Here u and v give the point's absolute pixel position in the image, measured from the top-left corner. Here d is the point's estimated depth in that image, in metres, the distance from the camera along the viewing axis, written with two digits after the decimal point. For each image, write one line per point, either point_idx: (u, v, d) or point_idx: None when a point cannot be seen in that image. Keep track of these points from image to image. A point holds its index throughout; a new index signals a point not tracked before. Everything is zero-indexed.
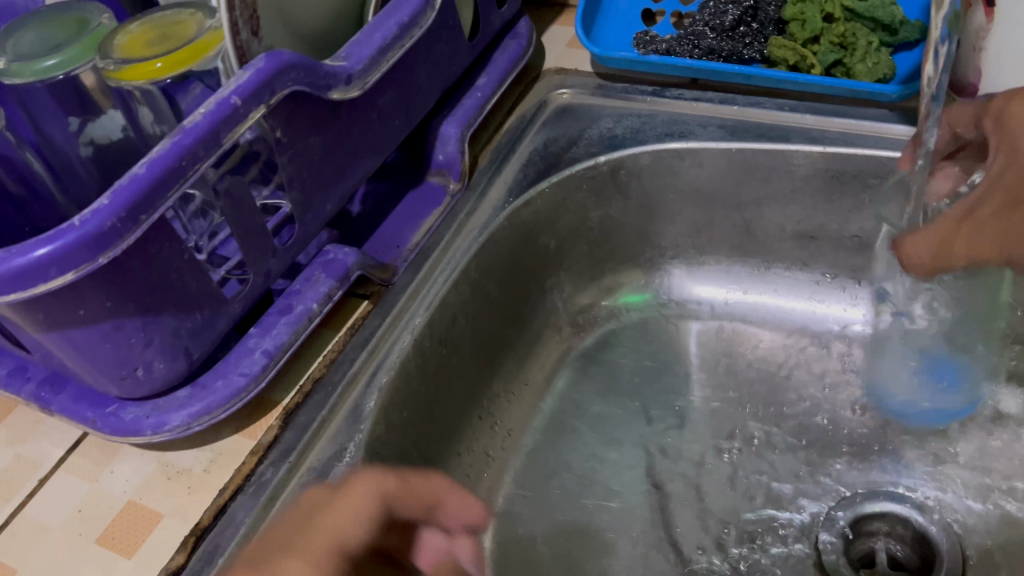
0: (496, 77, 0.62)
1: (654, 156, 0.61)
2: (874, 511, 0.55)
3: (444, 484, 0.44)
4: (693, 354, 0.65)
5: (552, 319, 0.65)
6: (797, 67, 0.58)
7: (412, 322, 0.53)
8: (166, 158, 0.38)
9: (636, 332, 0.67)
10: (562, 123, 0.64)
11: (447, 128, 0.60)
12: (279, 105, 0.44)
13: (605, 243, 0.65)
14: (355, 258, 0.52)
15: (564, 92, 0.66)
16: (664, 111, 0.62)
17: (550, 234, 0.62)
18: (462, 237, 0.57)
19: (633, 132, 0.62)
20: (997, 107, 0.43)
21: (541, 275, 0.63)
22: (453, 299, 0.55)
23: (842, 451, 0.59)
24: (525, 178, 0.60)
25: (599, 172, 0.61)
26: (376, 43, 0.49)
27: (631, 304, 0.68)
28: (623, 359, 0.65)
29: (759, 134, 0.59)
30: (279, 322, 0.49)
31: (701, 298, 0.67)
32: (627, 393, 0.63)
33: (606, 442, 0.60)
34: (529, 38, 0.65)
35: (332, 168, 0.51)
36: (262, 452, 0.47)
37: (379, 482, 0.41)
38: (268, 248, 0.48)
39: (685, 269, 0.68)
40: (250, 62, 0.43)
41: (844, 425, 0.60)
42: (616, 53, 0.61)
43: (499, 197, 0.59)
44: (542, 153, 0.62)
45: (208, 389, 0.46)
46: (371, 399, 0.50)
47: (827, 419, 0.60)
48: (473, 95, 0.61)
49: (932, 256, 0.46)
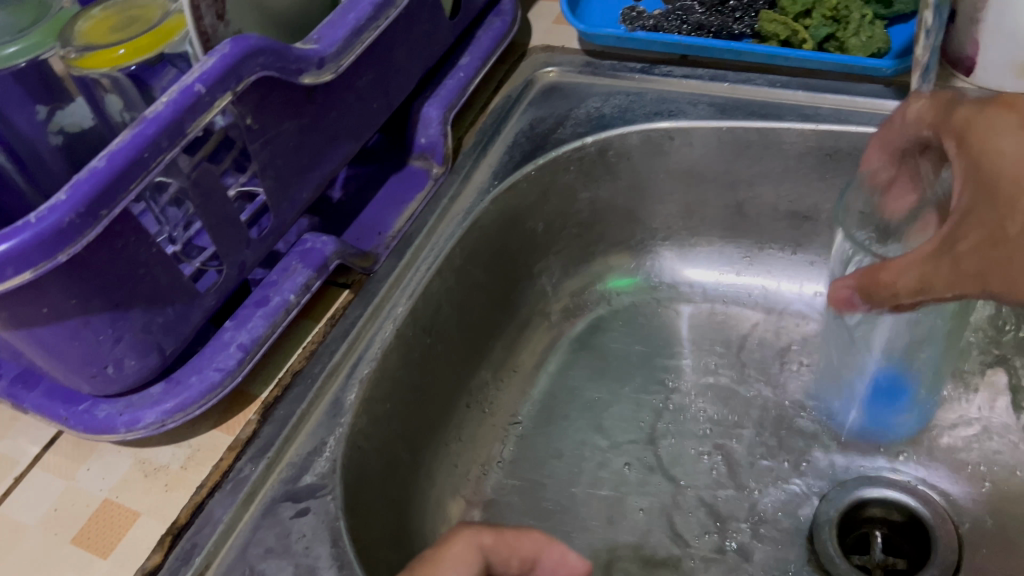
0: (480, 56, 0.60)
1: (643, 136, 0.59)
2: (867, 497, 0.54)
3: (543, 536, 0.39)
4: (684, 338, 0.64)
5: (541, 304, 0.64)
6: (788, 42, 0.56)
7: (394, 311, 0.51)
8: (127, 150, 0.37)
9: (627, 316, 0.65)
10: (549, 102, 0.62)
11: (429, 110, 0.58)
12: (247, 92, 0.43)
13: (594, 226, 0.64)
14: (334, 247, 0.50)
15: (551, 70, 0.64)
16: (653, 89, 0.61)
17: (537, 217, 0.60)
18: (446, 222, 0.55)
19: (622, 111, 0.60)
20: (957, 126, 0.39)
21: (529, 260, 0.62)
22: (437, 287, 0.54)
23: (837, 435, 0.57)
24: (511, 160, 0.59)
25: (587, 153, 0.59)
26: (350, 25, 0.47)
27: (621, 288, 0.66)
28: (615, 344, 0.64)
29: (750, 112, 0.57)
30: (254, 315, 0.47)
31: (692, 281, 0.66)
32: (620, 378, 0.62)
33: (596, 429, 0.59)
34: (514, 15, 0.63)
35: (307, 153, 0.49)
36: (240, 447, 0.46)
37: (476, 538, 0.37)
38: (241, 238, 0.46)
39: (675, 252, 0.66)
40: (215, 48, 0.41)
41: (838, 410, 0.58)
42: (602, 31, 0.58)
43: (484, 180, 0.58)
44: (527, 135, 0.60)
45: (182, 385, 0.45)
46: (352, 391, 0.48)
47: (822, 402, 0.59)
48: (455, 75, 0.59)
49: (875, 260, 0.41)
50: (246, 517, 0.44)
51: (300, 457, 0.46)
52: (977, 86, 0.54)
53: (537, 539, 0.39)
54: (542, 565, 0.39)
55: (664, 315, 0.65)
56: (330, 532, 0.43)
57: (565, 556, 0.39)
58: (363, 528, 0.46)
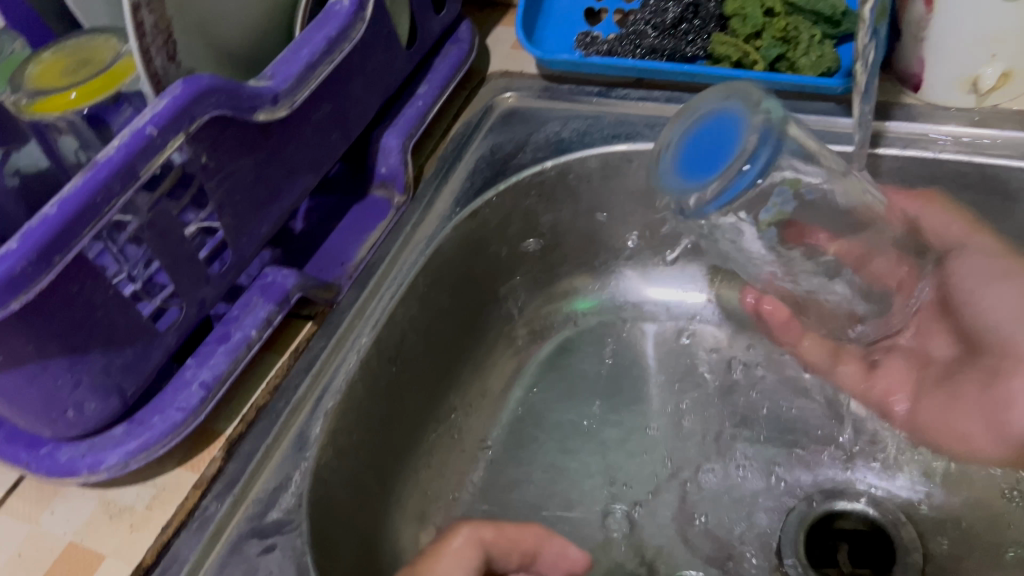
0: (437, 84, 0.60)
1: (602, 159, 0.60)
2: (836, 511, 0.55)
3: (541, 533, 0.49)
4: (651, 357, 0.64)
5: (507, 328, 0.64)
6: (741, 63, 0.56)
7: (358, 341, 0.52)
8: (79, 196, 0.37)
9: (594, 336, 0.65)
10: (509, 128, 0.62)
11: (389, 138, 0.57)
12: (201, 131, 0.43)
13: (558, 248, 0.64)
14: (295, 280, 0.50)
15: (510, 95, 0.63)
16: (610, 112, 0.61)
17: (501, 242, 0.61)
18: (408, 250, 0.55)
19: (580, 135, 0.60)
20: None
21: (494, 284, 0.62)
22: (401, 315, 0.54)
23: (806, 448, 0.58)
24: (472, 187, 0.59)
25: (547, 177, 0.60)
26: (303, 60, 0.47)
27: (586, 309, 0.67)
28: (583, 364, 0.64)
29: None
30: (216, 352, 0.47)
31: (656, 300, 0.67)
32: (587, 398, 0.62)
33: (565, 451, 0.59)
34: (472, 42, 0.62)
35: (265, 188, 0.49)
36: (205, 485, 0.46)
37: (475, 534, 0.47)
38: (200, 275, 0.46)
39: (639, 272, 0.67)
40: (166, 89, 0.41)
41: (803, 423, 0.59)
42: (558, 57, 0.59)
43: (446, 207, 0.58)
44: (488, 160, 0.60)
45: (145, 425, 0.45)
46: (317, 425, 0.48)
47: (787, 415, 0.59)
48: (414, 103, 0.58)
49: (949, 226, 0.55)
50: (213, 556, 0.44)
51: (265, 493, 0.46)
52: (925, 102, 0.55)
53: (537, 533, 0.49)
54: (540, 557, 0.49)
55: (630, 334, 0.65)
56: (298, 568, 0.43)
57: (564, 550, 0.50)
58: (331, 562, 0.46)
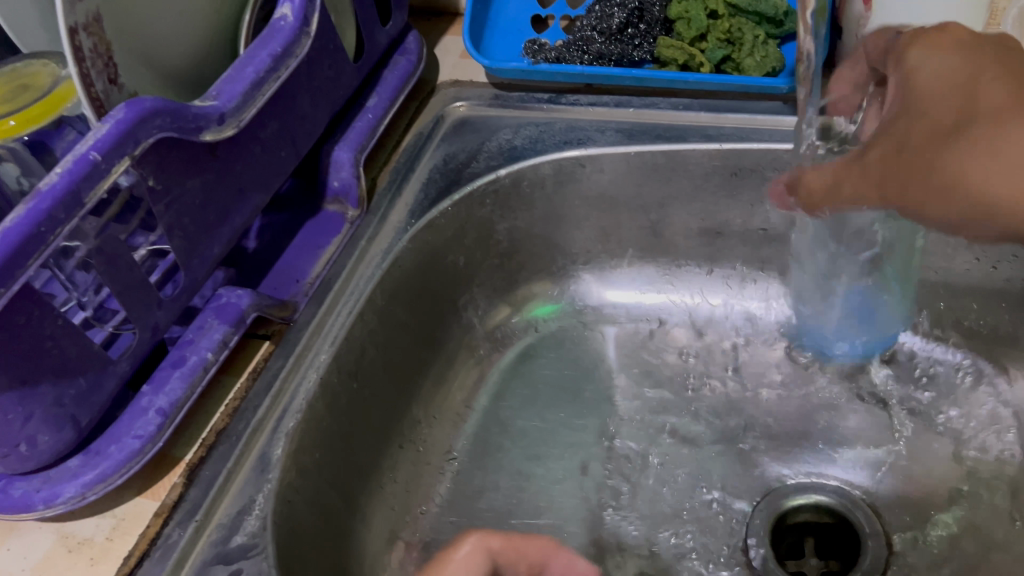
0: (387, 96, 0.59)
1: (555, 165, 0.60)
2: (797, 504, 0.56)
3: (550, 543, 0.42)
4: (612, 360, 0.64)
5: (467, 337, 0.63)
6: (687, 66, 0.57)
7: (317, 358, 0.51)
8: (23, 226, 0.36)
9: (554, 341, 0.66)
10: (461, 137, 0.62)
11: (340, 153, 0.56)
12: (147, 154, 0.42)
13: (515, 255, 0.64)
14: (250, 299, 0.50)
15: (460, 105, 0.63)
16: (561, 118, 0.61)
17: (458, 251, 0.60)
18: (364, 264, 0.55)
19: (533, 142, 0.60)
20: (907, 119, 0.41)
21: (453, 294, 0.61)
22: (360, 330, 0.53)
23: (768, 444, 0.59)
24: (426, 198, 0.58)
25: (501, 185, 0.60)
26: (249, 78, 0.47)
27: (545, 315, 0.67)
28: (545, 370, 0.64)
29: (656, 135, 0.58)
30: (171, 377, 0.47)
31: (614, 302, 0.67)
32: (551, 404, 0.62)
33: (530, 458, 0.59)
34: (419, 53, 0.62)
35: (216, 209, 0.48)
36: (166, 513, 0.45)
37: (483, 542, 0.40)
38: (152, 300, 0.45)
39: (595, 275, 0.67)
40: (107, 112, 0.40)
41: (763, 419, 0.60)
42: (507, 65, 0.59)
43: (401, 218, 0.57)
44: (441, 170, 0.60)
45: (101, 455, 0.44)
46: (279, 446, 0.48)
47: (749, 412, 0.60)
48: (364, 117, 0.58)
49: (829, 185, 0.46)
50: None
51: (228, 518, 0.45)
52: None
53: (545, 544, 0.42)
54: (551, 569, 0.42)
55: (591, 338, 0.66)
56: None
57: (573, 561, 0.42)
58: None
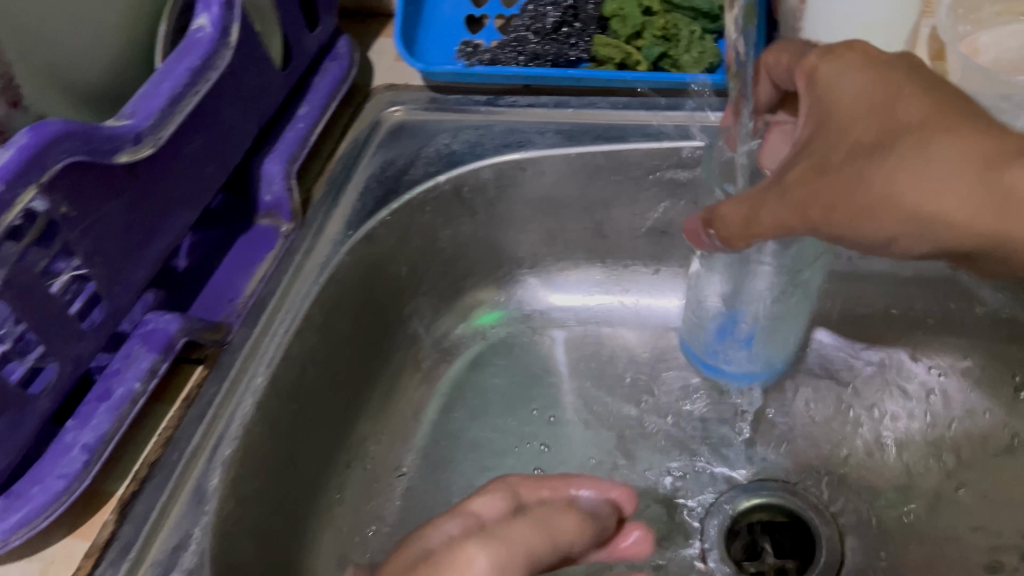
0: (318, 104, 0.57)
1: (496, 170, 0.58)
2: (750, 506, 0.55)
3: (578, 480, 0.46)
4: (562, 364, 0.63)
5: (415, 349, 0.61)
6: (624, 64, 0.56)
7: (253, 382, 0.49)
8: None
9: (502, 348, 0.64)
10: (398, 143, 0.59)
11: (270, 165, 0.54)
12: (57, 180, 0.40)
13: (459, 261, 0.62)
14: (179, 324, 0.48)
15: (397, 109, 0.61)
16: (500, 121, 0.59)
17: (400, 260, 0.58)
18: (301, 279, 0.53)
19: (471, 147, 0.59)
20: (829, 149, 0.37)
21: (397, 305, 0.59)
22: (298, 349, 0.51)
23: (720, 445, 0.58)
24: (364, 208, 0.56)
25: (442, 192, 0.58)
26: (166, 94, 0.44)
27: (490, 322, 0.65)
28: (494, 378, 0.62)
29: (596, 135, 0.57)
30: (97, 411, 0.44)
31: (561, 306, 0.66)
32: (503, 412, 0.60)
33: (483, 470, 0.58)
34: (351, 58, 0.60)
35: (138, 231, 0.46)
36: (97, 553, 0.43)
37: (503, 481, 0.44)
38: (73, 331, 0.43)
39: (541, 278, 0.66)
40: (12, 139, 0.38)
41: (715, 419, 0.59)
42: (441, 68, 0.57)
43: (338, 230, 0.55)
44: (379, 178, 0.58)
45: (23, 497, 0.42)
46: (215, 475, 0.46)
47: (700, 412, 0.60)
48: (294, 127, 0.56)
49: (744, 221, 0.41)
50: None
51: (164, 555, 0.43)
52: None
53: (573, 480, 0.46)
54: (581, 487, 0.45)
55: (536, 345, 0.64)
56: None
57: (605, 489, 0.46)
58: None
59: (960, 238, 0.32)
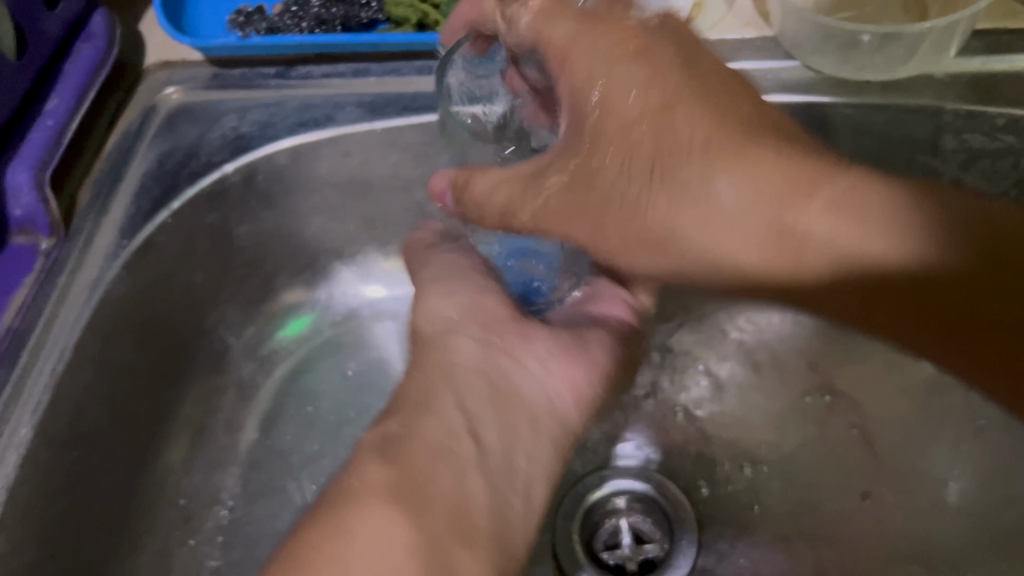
0: (70, 95, 0.49)
1: (292, 152, 0.52)
2: (609, 493, 0.52)
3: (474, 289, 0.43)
4: (396, 358, 0.57)
5: (224, 361, 0.55)
6: (422, 24, 0.50)
7: (16, 435, 0.42)
8: None
9: (326, 348, 0.57)
10: (178, 131, 0.52)
11: (15, 173, 0.46)
12: None
13: (265, 260, 0.56)
14: None
15: (173, 91, 0.53)
16: (294, 95, 0.52)
17: (192, 268, 0.52)
18: (67, 305, 0.46)
19: (263, 127, 0.52)
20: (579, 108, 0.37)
21: (195, 318, 0.52)
22: (68, 388, 0.44)
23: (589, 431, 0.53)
24: (139, 212, 0.49)
25: (232, 184, 0.51)
26: None
27: (299, 331, 0.57)
28: (321, 383, 0.56)
29: (403, 106, 0.51)
30: None
31: (375, 300, 0.59)
32: (330, 420, 0.54)
33: (311, 486, 0.52)
34: (110, 35, 0.51)
35: None
36: None
37: (434, 435, 0.35)
38: None
39: (352, 271, 0.59)
40: None
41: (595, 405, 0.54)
42: (212, 41, 0.49)
43: (109, 241, 0.48)
44: (156, 174, 0.50)
45: None
46: None
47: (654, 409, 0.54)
48: (42, 124, 0.47)
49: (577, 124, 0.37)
50: None
51: None
52: None
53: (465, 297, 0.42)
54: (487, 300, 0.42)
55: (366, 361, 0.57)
56: None
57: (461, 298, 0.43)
58: None
59: (836, 241, 0.33)
